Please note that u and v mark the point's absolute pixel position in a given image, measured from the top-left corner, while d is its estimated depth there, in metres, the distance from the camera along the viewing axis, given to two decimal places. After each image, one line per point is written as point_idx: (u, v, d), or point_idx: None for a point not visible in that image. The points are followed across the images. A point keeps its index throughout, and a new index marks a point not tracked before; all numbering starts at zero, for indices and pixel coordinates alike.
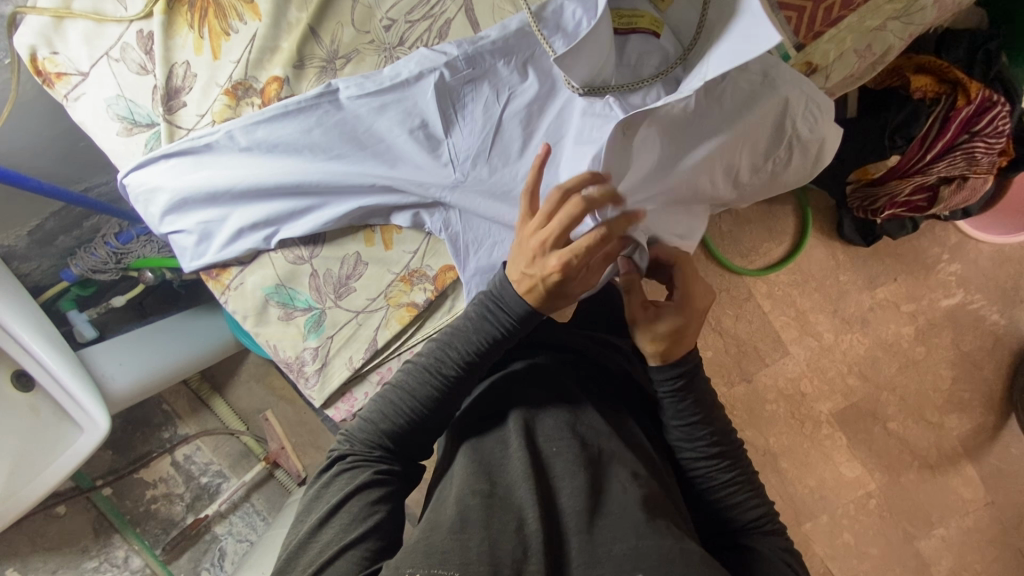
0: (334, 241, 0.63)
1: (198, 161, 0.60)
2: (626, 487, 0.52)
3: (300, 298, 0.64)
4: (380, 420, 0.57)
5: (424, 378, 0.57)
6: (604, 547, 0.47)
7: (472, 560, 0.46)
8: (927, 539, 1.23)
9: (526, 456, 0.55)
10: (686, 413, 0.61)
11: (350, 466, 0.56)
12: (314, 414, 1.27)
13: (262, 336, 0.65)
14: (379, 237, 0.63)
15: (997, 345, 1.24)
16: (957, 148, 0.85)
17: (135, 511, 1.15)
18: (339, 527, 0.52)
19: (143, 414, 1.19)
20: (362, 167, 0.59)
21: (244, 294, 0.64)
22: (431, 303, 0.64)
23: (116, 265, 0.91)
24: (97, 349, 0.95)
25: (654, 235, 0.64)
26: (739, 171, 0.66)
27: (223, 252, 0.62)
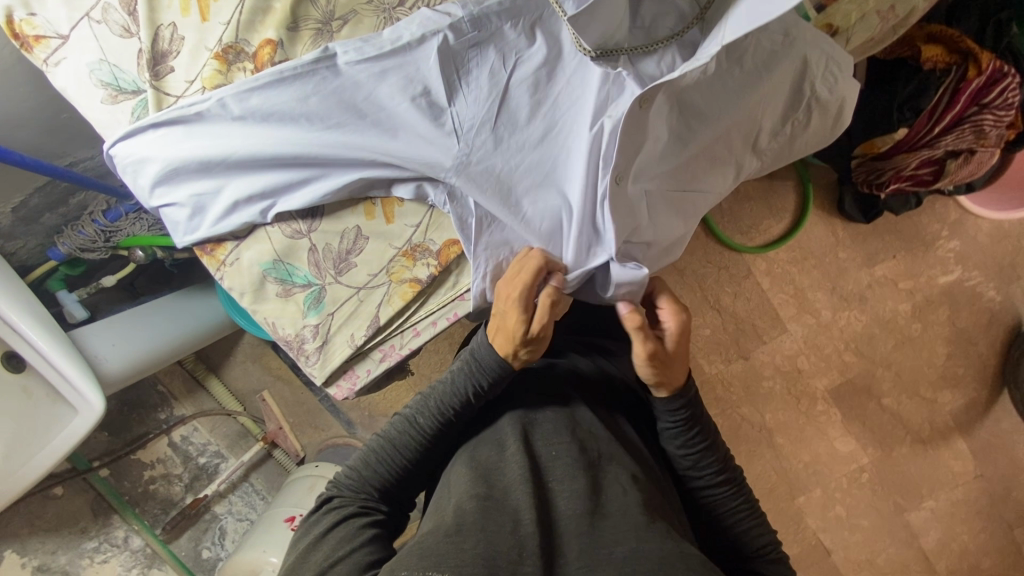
0: (333, 214, 0.61)
1: (188, 131, 0.57)
2: (625, 490, 0.52)
3: (300, 274, 0.62)
4: (369, 466, 0.61)
5: (409, 427, 0.61)
6: (604, 548, 0.46)
7: (467, 562, 0.44)
8: (917, 511, 1.26)
9: (526, 464, 0.54)
10: (694, 443, 0.62)
11: (339, 504, 0.59)
12: (312, 395, 1.30)
13: (260, 314, 0.64)
14: (380, 210, 0.61)
15: (992, 322, 1.24)
16: (966, 120, 0.84)
17: (134, 491, 1.14)
18: (329, 549, 0.54)
19: (138, 396, 1.17)
20: (362, 136, 0.57)
21: (241, 270, 0.62)
22: (434, 279, 0.63)
23: (105, 243, 0.88)
24: (90, 328, 0.93)
25: (668, 210, 0.62)
26: (758, 136, 0.65)
27: (219, 226, 0.60)
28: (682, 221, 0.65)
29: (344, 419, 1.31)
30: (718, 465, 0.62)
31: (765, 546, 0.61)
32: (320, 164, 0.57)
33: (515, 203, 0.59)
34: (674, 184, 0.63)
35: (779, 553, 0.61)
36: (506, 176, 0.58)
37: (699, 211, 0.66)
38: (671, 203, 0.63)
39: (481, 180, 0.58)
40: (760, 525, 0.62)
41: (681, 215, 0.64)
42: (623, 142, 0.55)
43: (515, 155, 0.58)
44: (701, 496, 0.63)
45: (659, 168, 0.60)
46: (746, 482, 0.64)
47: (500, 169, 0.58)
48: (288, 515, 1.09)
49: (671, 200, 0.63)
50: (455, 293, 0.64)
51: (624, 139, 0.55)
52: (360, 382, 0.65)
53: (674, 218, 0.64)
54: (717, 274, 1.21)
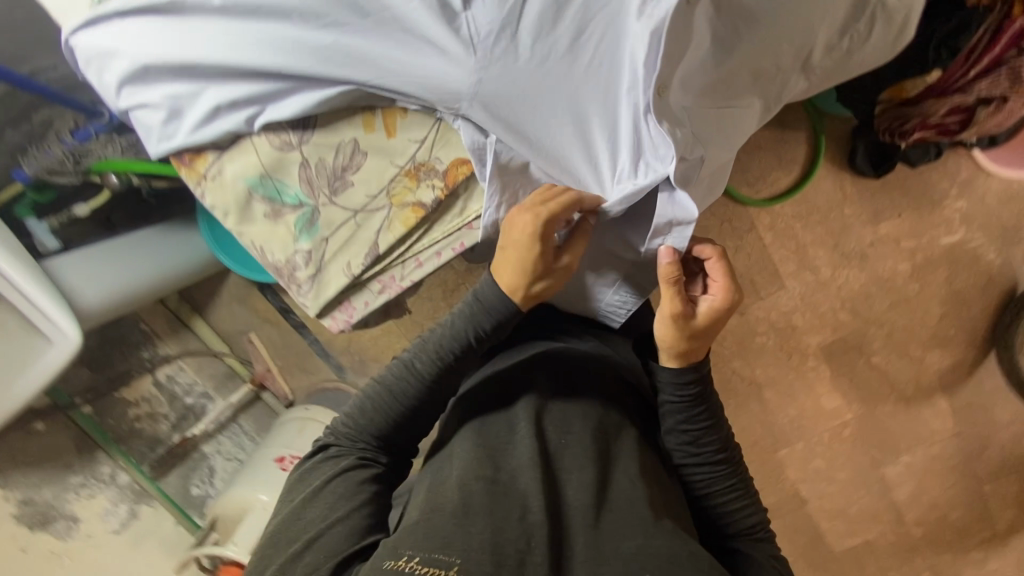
0: (328, 126, 0.58)
1: (168, 23, 0.53)
2: (632, 484, 0.56)
3: (290, 194, 0.60)
4: (364, 416, 0.61)
5: (405, 375, 0.61)
6: (609, 546, 0.50)
7: (474, 548, 0.47)
8: (893, 466, 1.29)
9: (535, 449, 0.57)
10: (696, 422, 0.63)
11: (335, 454, 0.60)
12: (301, 337, 1.27)
13: (248, 236, 0.62)
14: (380, 122, 0.58)
15: (988, 285, 1.22)
16: (1003, 64, 0.79)
17: (119, 429, 1.09)
18: (328, 504, 0.56)
19: (121, 333, 1.11)
20: (364, 38, 0.52)
21: (225, 185, 0.60)
22: (439, 204, 0.61)
23: (75, 167, 0.83)
24: (61, 260, 0.88)
25: (716, 130, 0.57)
26: (811, 51, 0.60)
27: (198, 133, 0.57)
28: (727, 144, 0.59)
29: (334, 363, 1.29)
30: (718, 442, 0.63)
31: (754, 528, 0.62)
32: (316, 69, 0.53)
33: (532, 123, 0.56)
34: (714, 100, 0.57)
35: (768, 535, 0.62)
36: (522, 92, 0.54)
37: (742, 134, 0.61)
38: (713, 123, 0.57)
39: (498, 97, 0.54)
40: (750, 506, 0.62)
41: (725, 137, 0.59)
42: (668, 50, 0.50)
43: (532, 67, 0.53)
44: (693, 475, 0.64)
45: (699, 82, 0.55)
46: (742, 461, 0.65)
47: (516, 83, 0.53)
48: (278, 456, 1.08)
49: (712, 120, 0.57)
50: (462, 221, 0.62)
51: (666, 46, 0.50)
52: (357, 314, 0.65)
53: (719, 139, 0.58)
54: (719, 227, 1.18)
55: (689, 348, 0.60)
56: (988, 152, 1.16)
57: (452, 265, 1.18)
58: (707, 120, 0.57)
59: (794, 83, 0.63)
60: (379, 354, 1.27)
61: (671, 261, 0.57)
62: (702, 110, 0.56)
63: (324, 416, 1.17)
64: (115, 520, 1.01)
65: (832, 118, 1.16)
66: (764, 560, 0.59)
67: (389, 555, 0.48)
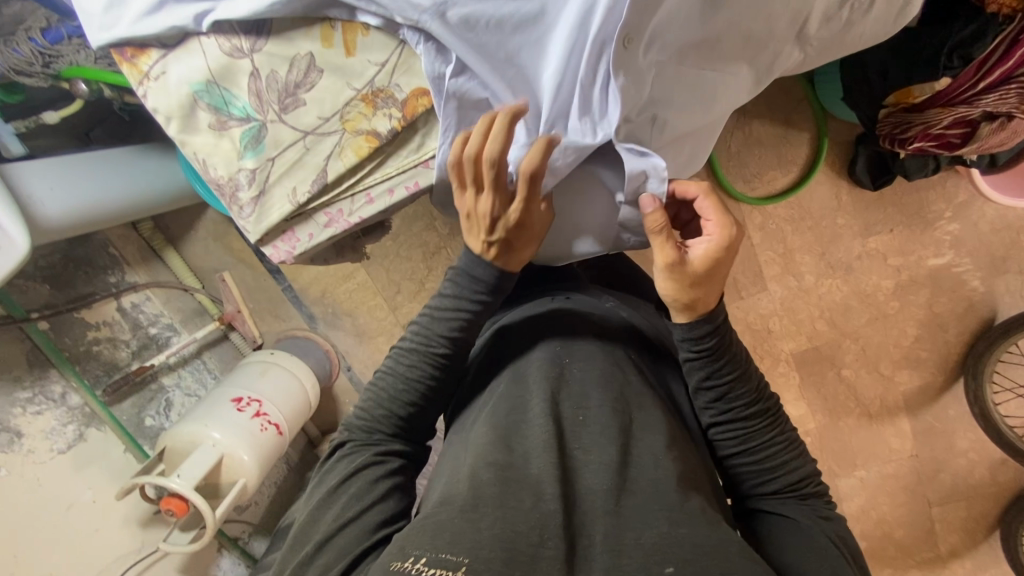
0: (283, 35, 0.50)
1: None
2: (658, 462, 0.49)
3: (237, 105, 0.52)
4: (376, 407, 0.58)
5: (415, 360, 0.58)
6: (632, 533, 0.42)
7: (484, 545, 0.40)
8: (846, 478, 1.30)
9: (550, 427, 0.50)
10: (720, 377, 0.58)
11: (349, 451, 0.57)
12: (274, 282, 1.26)
13: (188, 147, 0.55)
14: (340, 37, 0.50)
15: (968, 312, 1.21)
16: (1013, 80, 0.76)
17: (75, 350, 1.04)
18: (345, 503, 0.52)
19: (86, 254, 1.07)
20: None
21: (167, 88, 0.52)
22: (394, 135, 0.54)
23: (43, 68, 0.76)
24: (25, 166, 0.80)
25: (679, 102, 0.56)
26: (806, 19, 0.57)
27: (140, 26, 0.49)
28: (704, 110, 0.58)
29: (306, 312, 1.27)
30: (749, 397, 0.59)
31: (799, 484, 0.58)
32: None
33: (499, 62, 0.50)
34: (695, 60, 0.55)
35: (815, 490, 0.58)
36: (494, 25, 0.48)
37: (724, 101, 0.59)
38: (690, 85, 0.56)
39: (468, 28, 0.48)
40: (791, 462, 0.58)
41: (701, 102, 0.57)
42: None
43: (510, 1, 0.48)
44: (723, 435, 0.60)
45: (681, 37, 0.52)
46: (778, 413, 0.60)
47: (489, 15, 0.48)
48: (235, 396, 1.06)
49: (690, 82, 0.55)
50: (419, 158, 0.56)
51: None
52: (300, 247, 0.59)
53: (695, 103, 0.57)
54: None
55: (693, 299, 0.56)
56: (989, 177, 1.13)
57: (434, 226, 1.16)
58: (683, 80, 0.55)
59: (786, 54, 0.60)
60: (352, 307, 1.25)
61: (654, 210, 0.53)
62: (679, 69, 0.55)
63: (291, 364, 1.16)
64: (61, 440, 0.97)
65: (838, 122, 1.13)
66: (811, 521, 0.55)
67: (397, 555, 0.41)
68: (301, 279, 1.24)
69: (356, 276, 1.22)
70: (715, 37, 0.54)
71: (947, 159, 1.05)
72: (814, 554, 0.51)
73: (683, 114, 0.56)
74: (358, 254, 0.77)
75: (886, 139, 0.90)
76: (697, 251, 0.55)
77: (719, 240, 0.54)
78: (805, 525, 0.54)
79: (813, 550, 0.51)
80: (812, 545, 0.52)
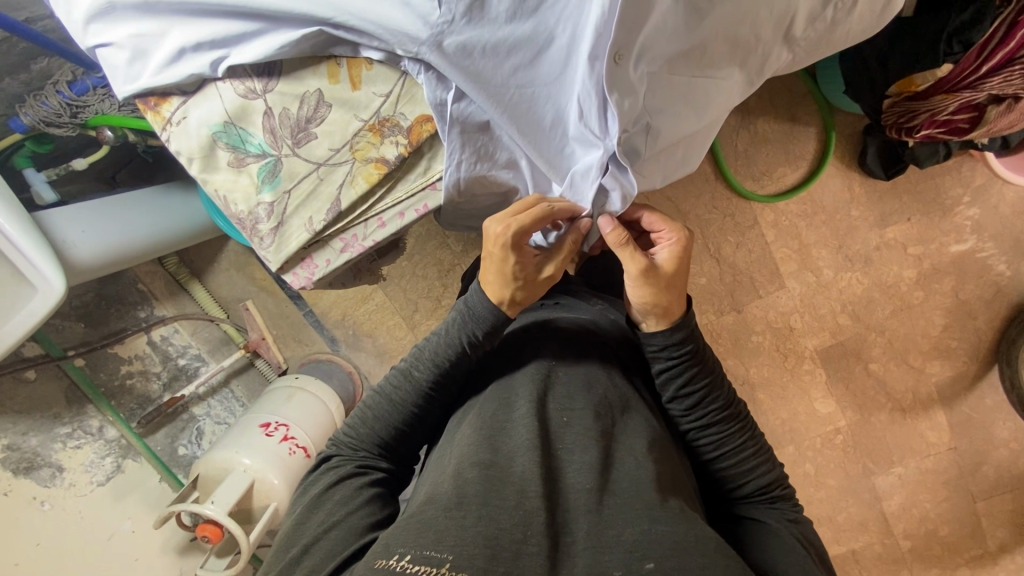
0: (293, 74, 0.52)
1: None
2: (639, 462, 0.48)
3: (254, 142, 0.55)
4: (363, 424, 0.59)
5: (405, 382, 0.59)
6: (612, 530, 0.42)
7: (467, 542, 0.40)
8: (884, 476, 1.26)
9: (534, 428, 0.50)
10: (691, 383, 0.60)
11: (335, 463, 0.57)
12: (296, 308, 1.28)
13: (209, 186, 0.58)
14: (345, 73, 0.52)
15: (996, 297, 1.18)
16: (1015, 61, 0.76)
17: (110, 384, 1.09)
18: (326, 512, 0.51)
19: (117, 292, 1.11)
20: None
21: (188, 131, 0.55)
22: (403, 161, 0.56)
23: (71, 119, 0.80)
24: (54, 213, 0.84)
25: (673, 111, 0.56)
26: (791, 21, 0.57)
27: (161, 77, 0.51)
28: (694, 118, 0.58)
29: (328, 336, 1.30)
30: (723, 401, 0.60)
31: (770, 488, 0.59)
32: (267, 14, 0.48)
33: (497, 85, 0.51)
34: (686, 70, 0.55)
35: (784, 495, 0.59)
36: (490, 50, 0.49)
37: (716, 107, 0.59)
38: (680, 95, 0.56)
39: (465, 55, 0.48)
40: (763, 466, 0.59)
41: (692, 110, 0.58)
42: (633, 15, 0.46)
43: (503, 26, 0.48)
44: (698, 438, 0.61)
45: (670, 48, 0.52)
46: (750, 419, 0.62)
47: (484, 40, 0.48)
48: (263, 421, 1.09)
49: (680, 91, 0.56)
50: (426, 182, 0.58)
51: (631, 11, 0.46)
52: (318, 273, 0.62)
53: (685, 112, 0.57)
54: (720, 221, 1.16)
55: (669, 302, 0.58)
56: (1005, 159, 1.11)
57: (448, 244, 1.18)
58: (674, 92, 0.56)
59: (776, 55, 0.60)
60: (372, 328, 1.27)
61: (613, 228, 0.57)
62: (670, 80, 0.55)
63: (316, 388, 1.18)
64: (99, 472, 1.01)
65: (845, 114, 1.12)
66: (781, 523, 0.55)
67: (382, 554, 0.41)
68: (321, 304, 1.27)
69: (375, 297, 1.24)
70: (703, 46, 0.54)
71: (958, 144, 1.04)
72: (784, 554, 0.51)
73: (674, 123, 0.57)
74: (374, 275, 0.79)
75: (893, 129, 0.91)
76: (663, 257, 0.60)
77: (677, 241, 0.60)
78: (776, 527, 0.54)
79: (785, 550, 0.51)
80: (782, 544, 0.52)
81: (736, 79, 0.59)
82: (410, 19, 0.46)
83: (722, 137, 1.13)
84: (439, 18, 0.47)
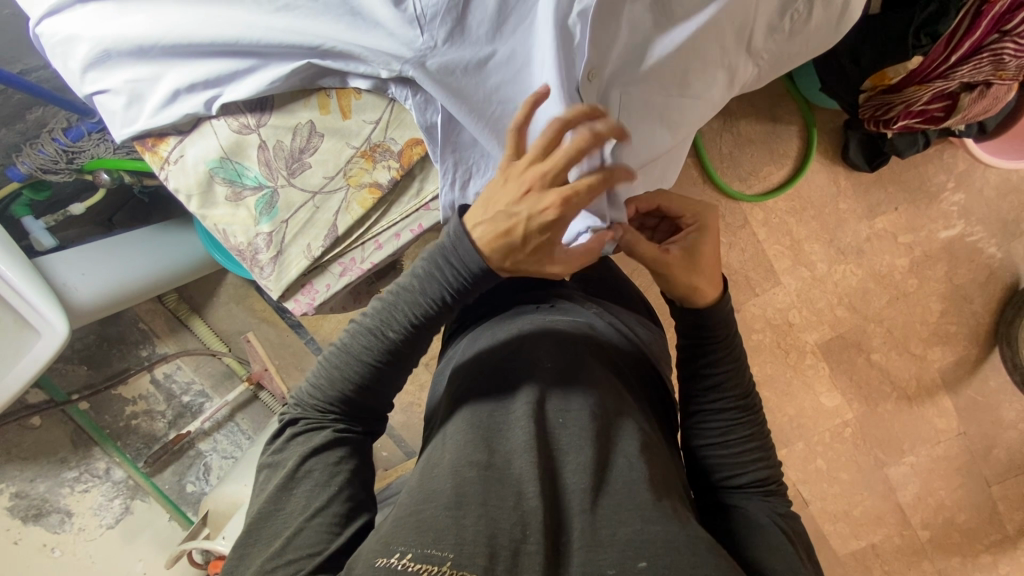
0: (284, 107, 0.54)
1: (123, 6, 0.49)
2: (632, 463, 0.49)
3: (249, 176, 0.56)
4: (331, 382, 0.52)
5: (372, 340, 0.51)
6: (607, 530, 0.43)
7: (468, 541, 0.40)
8: (896, 466, 1.26)
9: (531, 429, 0.50)
10: (720, 363, 0.61)
11: (305, 429, 0.52)
12: (297, 336, 1.25)
13: (208, 220, 0.58)
14: (335, 103, 0.54)
15: (990, 280, 1.19)
16: (984, 49, 0.79)
17: (115, 425, 1.09)
18: (304, 496, 0.48)
19: (118, 332, 1.11)
20: (311, 17, 0.48)
21: (185, 168, 0.56)
22: (396, 184, 0.58)
23: (68, 164, 0.82)
24: (56, 257, 0.85)
25: (652, 128, 0.59)
26: (751, 32, 0.60)
27: (158, 117, 0.53)
28: (675, 131, 0.60)
29: None
30: (742, 389, 0.61)
31: (766, 483, 0.58)
32: (257, 51, 0.49)
33: (480, 102, 0.52)
34: (660, 88, 0.57)
35: (778, 492, 0.58)
36: (472, 70, 0.51)
37: (690, 119, 0.61)
38: (657, 112, 0.59)
39: (448, 76, 0.50)
40: (763, 461, 0.59)
41: (671, 126, 0.60)
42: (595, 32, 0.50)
43: (484, 47, 0.50)
44: (705, 419, 0.61)
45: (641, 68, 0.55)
46: (762, 415, 0.62)
47: (466, 62, 0.50)
48: None
49: (654, 105, 0.58)
50: (419, 202, 0.59)
51: (594, 32, 0.50)
52: (319, 298, 0.62)
53: (660, 127, 0.59)
54: None
55: (695, 285, 0.60)
56: (984, 144, 1.13)
57: None
58: (651, 108, 0.58)
59: (743, 67, 0.62)
60: None
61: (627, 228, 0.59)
62: (644, 97, 0.57)
63: None
64: (108, 515, 1.01)
65: (824, 111, 1.14)
66: (773, 517, 0.54)
67: (381, 552, 0.40)
68: (321, 330, 1.24)
69: None
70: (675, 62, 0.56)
71: (937, 132, 1.06)
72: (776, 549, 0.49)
73: (648, 138, 0.59)
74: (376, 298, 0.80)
75: (871, 122, 0.94)
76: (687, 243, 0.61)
77: (697, 229, 0.63)
78: (761, 518, 0.53)
79: (767, 541, 0.50)
80: (767, 539, 0.51)
81: (709, 93, 0.61)
82: (395, 45, 0.48)
83: (706, 140, 1.14)
84: (421, 44, 0.48)
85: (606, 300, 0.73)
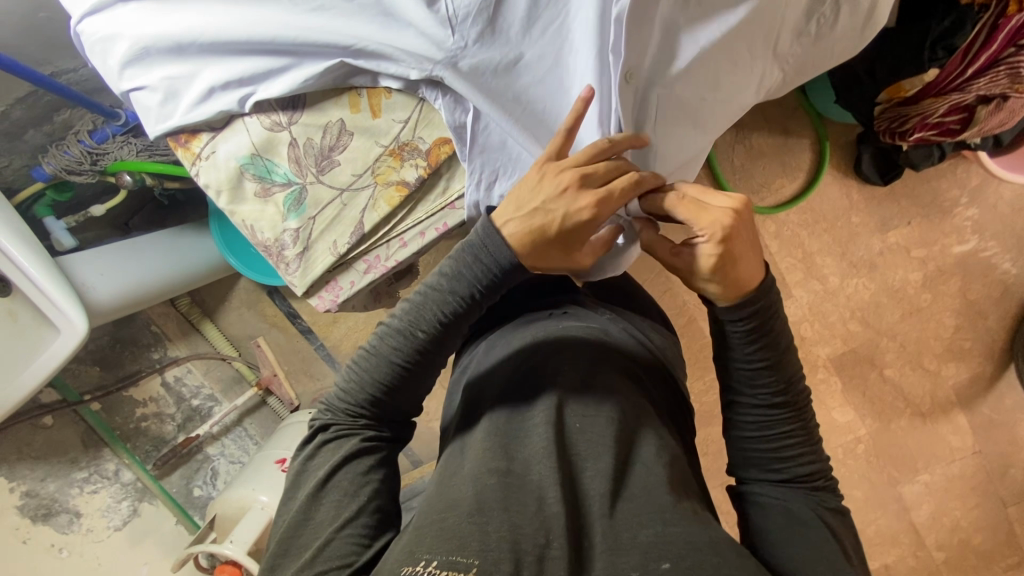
0: (316, 105, 0.55)
1: (162, 6, 0.51)
2: (650, 467, 0.48)
3: (279, 172, 0.57)
4: (362, 387, 0.52)
5: (402, 340, 0.51)
6: (627, 532, 0.42)
7: (492, 547, 0.40)
8: (911, 484, 1.23)
9: (551, 433, 0.49)
10: (755, 358, 0.56)
11: (336, 436, 0.52)
12: (307, 342, 1.25)
13: (237, 216, 0.59)
14: (365, 102, 0.55)
15: (1004, 296, 1.19)
16: (1000, 62, 0.80)
17: (125, 427, 1.10)
18: (336, 505, 0.48)
19: (131, 334, 1.12)
20: (345, 18, 0.50)
21: (216, 164, 0.57)
22: (422, 182, 0.58)
23: (92, 166, 0.83)
24: (76, 257, 0.86)
25: (676, 135, 0.59)
26: (778, 36, 0.60)
27: (192, 113, 0.54)
28: (701, 132, 0.61)
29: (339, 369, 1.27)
30: (783, 383, 0.56)
31: (813, 478, 0.55)
32: (291, 50, 0.51)
33: (510, 102, 0.54)
34: (690, 88, 0.57)
35: (827, 487, 0.55)
36: (502, 69, 0.52)
37: (716, 119, 0.61)
38: (686, 111, 0.59)
39: (479, 76, 0.52)
40: (808, 453, 0.56)
41: (698, 126, 0.60)
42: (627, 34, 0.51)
43: (513, 48, 0.52)
44: (744, 414, 0.57)
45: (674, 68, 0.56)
46: (808, 404, 0.57)
47: (496, 61, 0.52)
48: (279, 457, 1.08)
49: (683, 105, 0.58)
50: (445, 201, 0.60)
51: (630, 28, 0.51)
52: (343, 295, 0.63)
53: (687, 126, 0.59)
54: None
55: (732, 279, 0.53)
56: (998, 159, 1.14)
57: None
58: (679, 108, 0.58)
59: (768, 72, 0.63)
60: None
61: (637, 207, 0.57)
62: (675, 97, 0.57)
63: None
64: (115, 517, 1.01)
65: (837, 124, 1.15)
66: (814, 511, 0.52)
67: (406, 560, 0.40)
68: (332, 337, 1.24)
69: None
70: (707, 64, 0.57)
71: (951, 145, 1.07)
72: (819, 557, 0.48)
73: (676, 137, 0.59)
74: (391, 300, 0.80)
75: (886, 134, 0.93)
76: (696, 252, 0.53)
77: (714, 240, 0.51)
78: (802, 512, 0.52)
79: (801, 545, 0.49)
80: (804, 546, 0.49)
81: (736, 95, 0.61)
82: (426, 46, 0.50)
83: (720, 151, 1.14)
84: (452, 44, 0.50)
85: (620, 307, 0.73)
